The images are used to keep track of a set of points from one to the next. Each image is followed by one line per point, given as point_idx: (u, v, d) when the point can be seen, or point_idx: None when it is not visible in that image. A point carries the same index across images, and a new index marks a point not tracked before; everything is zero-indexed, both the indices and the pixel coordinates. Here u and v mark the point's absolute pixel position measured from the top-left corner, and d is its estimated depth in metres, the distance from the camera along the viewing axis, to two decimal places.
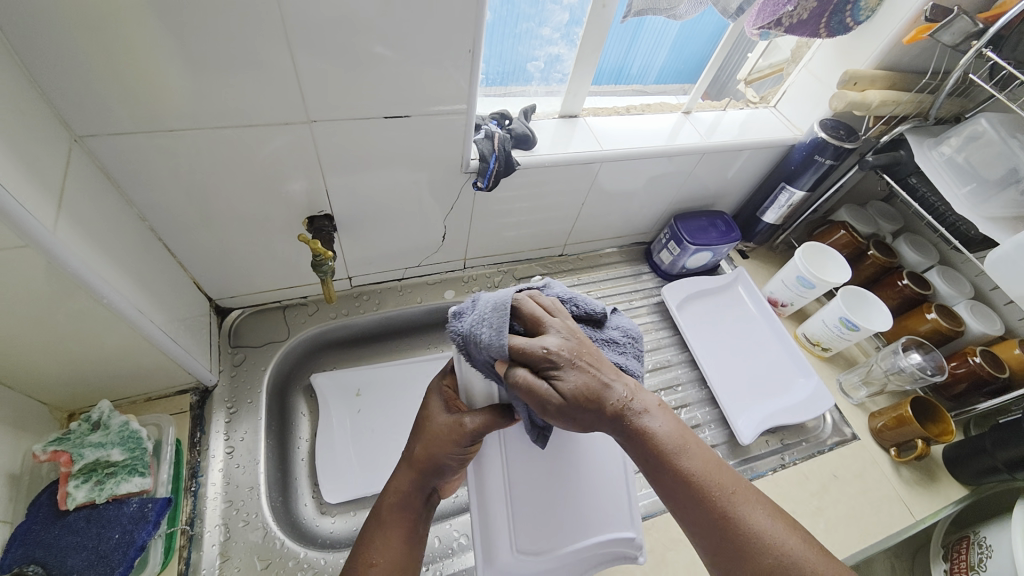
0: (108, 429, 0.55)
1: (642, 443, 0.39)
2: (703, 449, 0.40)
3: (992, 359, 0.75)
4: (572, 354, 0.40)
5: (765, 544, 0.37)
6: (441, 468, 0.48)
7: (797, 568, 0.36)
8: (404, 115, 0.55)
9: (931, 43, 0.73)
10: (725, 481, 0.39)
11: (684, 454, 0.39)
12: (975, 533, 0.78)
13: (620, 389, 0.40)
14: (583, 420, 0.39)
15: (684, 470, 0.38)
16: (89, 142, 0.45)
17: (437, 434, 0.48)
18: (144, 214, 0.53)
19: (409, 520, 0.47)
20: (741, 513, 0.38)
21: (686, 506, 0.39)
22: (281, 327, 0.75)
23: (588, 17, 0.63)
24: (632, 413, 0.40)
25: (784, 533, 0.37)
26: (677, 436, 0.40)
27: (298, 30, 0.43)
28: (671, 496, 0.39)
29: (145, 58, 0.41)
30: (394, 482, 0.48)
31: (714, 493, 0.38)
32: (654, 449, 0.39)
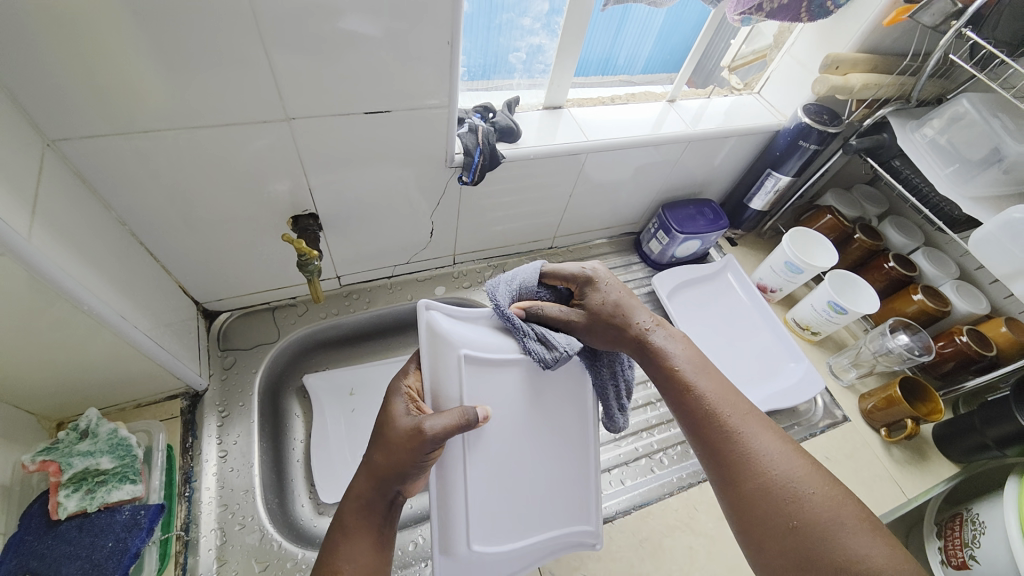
0: (96, 437, 0.54)
1: (660, 361, 0.50)
2: (720, 380, 0.48)
3: (979, 337, 0.76)
4: (603, 279, 0.55)
5: (767, 458, 0.42)
6: (400, 475, 0.46)
7: (796, 482, 0.40)
8: (385, 111, 0.54)
9: (911, 25, 0.73)
10: (736, 405, 0.46)
11: (701, 376, 0.48)
12: (969, 511, 0.79)
13: (645, 316, 0.53)
14: (606, 330, 0.53)
15: (697, 389, 0.47)
16: (62, 146, 0.44)
17: (396, 439, 0.46)
18: (124, 217, 0.53)
19: (370, 523, 0.46)
20: (746, 429, 0.44)
21: (698, 421, 0.46)
22: (271, 330, 0.74)
23: (569, 8, 0.62)
24: (653, 335, 0.52)
25: (786, 452, 0.43)
26: (695, 364, 0.50)
27: (273, 25, 0.42)
28: (683, 410, 0.47)
29: (116, 57, 0.40)
30: (354, 486, 0.47)
31: (722, 410, 0.45)
32: (673, 370, 0.49)
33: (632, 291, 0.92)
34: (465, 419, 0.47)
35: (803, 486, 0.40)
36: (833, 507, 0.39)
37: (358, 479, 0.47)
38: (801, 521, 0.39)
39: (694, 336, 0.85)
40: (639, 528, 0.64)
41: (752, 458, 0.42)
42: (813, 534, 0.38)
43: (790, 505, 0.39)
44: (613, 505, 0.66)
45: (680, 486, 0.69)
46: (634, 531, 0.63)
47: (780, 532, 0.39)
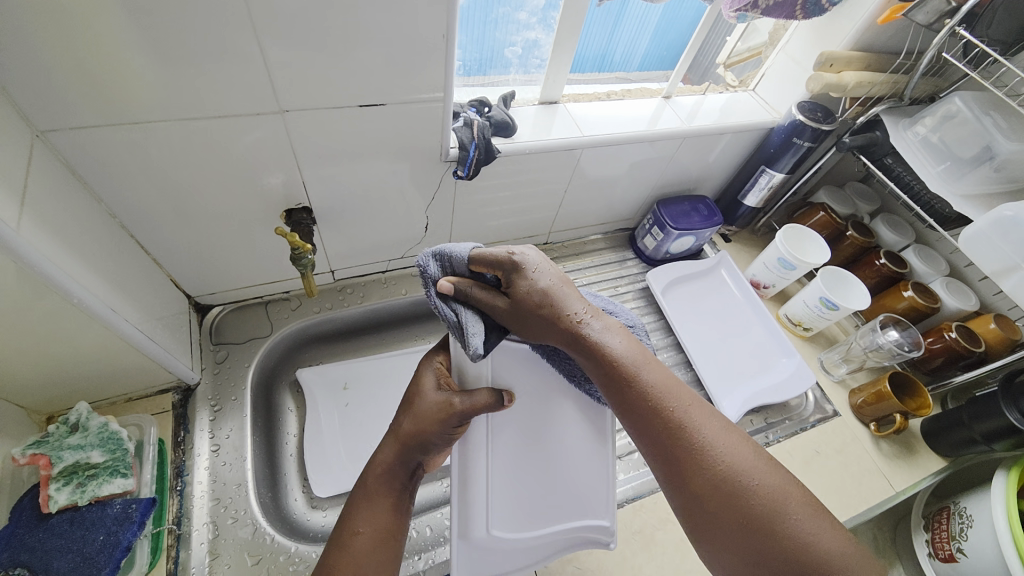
0: (86, 431, 0.53)
1: (601, 355, 0.47)
2: (662, 370, 0.47)
3: (968, 334, 0.76)
4: (534, 263, 0.50)
5: (715, 450, 0.42)
6: (426, 446, 0.48)
7: (743, 472, 0.40)
8: (379, 104, 0.54)
9: (905, 23, 0.73)
10: (681, 397, 0.45)
11: (644, 368, 0.46)
12: (956, 503, 0.80)
13: (580, 307, 0.49)
14: (539, 321, 0.49)
15: (641, 384, 0.45)
16: (51, 137, 0.43)
17: (426, 410, 0.48)
18: (114, 210, 0.52)
19: (393, 491, 0.46)
20: (693, 423, 0.43)
21: (644, 417, 0.44)
22: (264, 324, 0.74)
23: (565, 2, 0.62)
24: (590, 327, 0.49)
25: (731, 442, 0.42)
26: (636, 355, 0.47)
27: (266, 15, 0.42)
28: (628, 407, 0.45)
29: (106, 46, 0.39)
30: (381, 454, 0.48)
31: (668, 404, 0.44)
32: (614, 364, 0.46)
33: (627, 287, 0.93)
34: (494, 396, 0.49)
35: (749, 475, 0.40)
36: (781, 493, 0.40)
37: (384, 448, 0.48)
38: (754, 514, 0.39)
39: (689, 331, 0.86)
40: (632, 521, 0.64)
41: (701, 452, 0.41)
42: (766, 525, 0.38)
43: (739, 498, 0.39)
44: None
45: None
46: (627, 525, 0.64)
47: (730, 526, 0.39)
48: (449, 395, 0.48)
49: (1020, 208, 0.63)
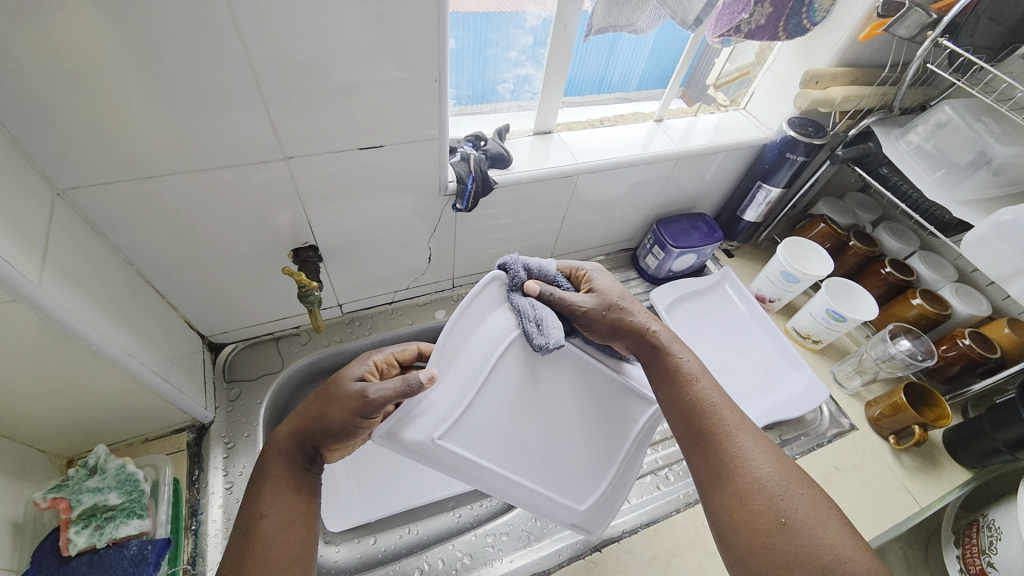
0: (104, 473, 0.55)
1: (664, 364, 0.55)
2: (720, 388, 0.53)
3: (981, 340, 0.75)
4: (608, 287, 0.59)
5: (758, 460, 0.46)
6: (329, 430, 0.48)
7: (783, 481, 0.45)
8: (378, 145, 0.56)
9: (888, 37, 0.75)
10: (731, 408, 0.51)
11: (702, 381, 0.53)
12: (984, 516, 0.77)
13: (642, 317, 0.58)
14: (608, 328, 0.57)
15: (696, 391, 0.52)
16: (72, 194, 0.46)
17: (331, 395, 0.50)
18: (130, 258, 0.55)
19: (287, 480, 0.48)
20: (739, 434, 0.48)
21: (696, 413, 0.50)
22: (275, 359, 0.76)
23: (552, 39, 0.65)
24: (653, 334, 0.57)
25: (774, 459, 0.47)
26: (698, 369, 0.54)
27: (269, 72, 0.45)
28: (683, 410, 0.51)
29: (124, 108, 0.42)
30: (281, 435, 0.50)
31: (719, 415, 0.50)
32: (676, 373, 0.54)
33: None
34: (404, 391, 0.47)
35: (788, 484, 0.45)
36: (813, 509, 0.43)
37: (285, 430, 0.50)
38: (790, 516, 0.43)
39: (696, 349, 0.85)
40: (647, 548, 0.63)
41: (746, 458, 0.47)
42: (801, 531, 0.42)
43: (777, 500, 0.44)
44: (620, 524, 0.65)
45: (687, 503, 0.68)
46: (642, 551, 0.62)
47: (769, 526, 0.43)
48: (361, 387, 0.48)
49: (1020, 212, 0.62)
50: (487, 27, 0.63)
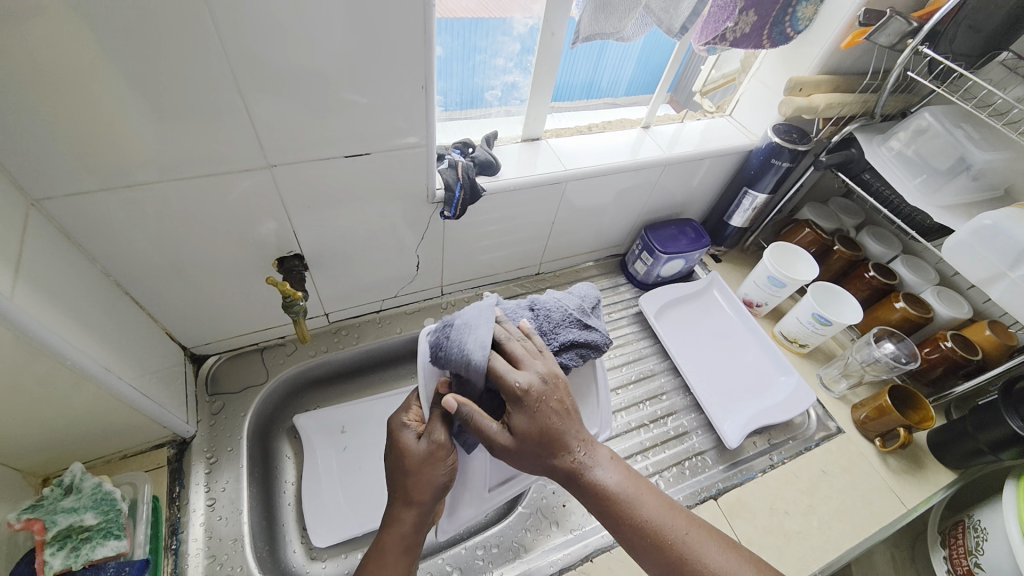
0: (80, 493, 0.53)
1: (599, 495, 0.48)
2: (654, 494, 0.49)
3: (963, 342, 0.76)
4: (542, 396, 0.47)
5: (721, 572, 0.45)
6: (440, 488, 0.50)
7: None
8: (365, 153, 0.56)
9: (868, 46, 0.77)
10: (678, 526, 0.47)
11: (638, 501, 0.47)
12: (971, 517, 0.78)
13: (578, 449, 0.48)
14: (533, 460, 0.47)
15: (641, 517, 0.47)
16: (47, 205, 0.45)
17: (421, 466, 0.49)
18: (108, 269, 0.53)
19: (413, 550, 0.49)
20: (693, 550, 0.46)
21: (650, 552, 0.46)
22: (260, 370, 0.74)
23: (539, 46, 0.65)
24: (586, 469, 0.48)
25: (731, 559, 0.46)
26: (629, 485, 0.48)
27: (254, 79, 0.44)
28: (639, 542, 0.46)
29: (102, 115, 0.41)
30: (403, 524, 0.49)
31: (672, 537, 0.46)
32: (611, 502, 0.47)
33: (621, 313, 0.93)
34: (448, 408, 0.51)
35: None
36: None
37: (403, 514, 0.49)
38: None
39: (686, 355, 0.86)
40: None
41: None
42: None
43: None
44: (611, 533, 0.64)
45: None
46: (634, 560, 0.61)
47: None
48: (434, 443, 0.49)
49: (1000, 216, 0.64)
50: (474, 34, 0.63)
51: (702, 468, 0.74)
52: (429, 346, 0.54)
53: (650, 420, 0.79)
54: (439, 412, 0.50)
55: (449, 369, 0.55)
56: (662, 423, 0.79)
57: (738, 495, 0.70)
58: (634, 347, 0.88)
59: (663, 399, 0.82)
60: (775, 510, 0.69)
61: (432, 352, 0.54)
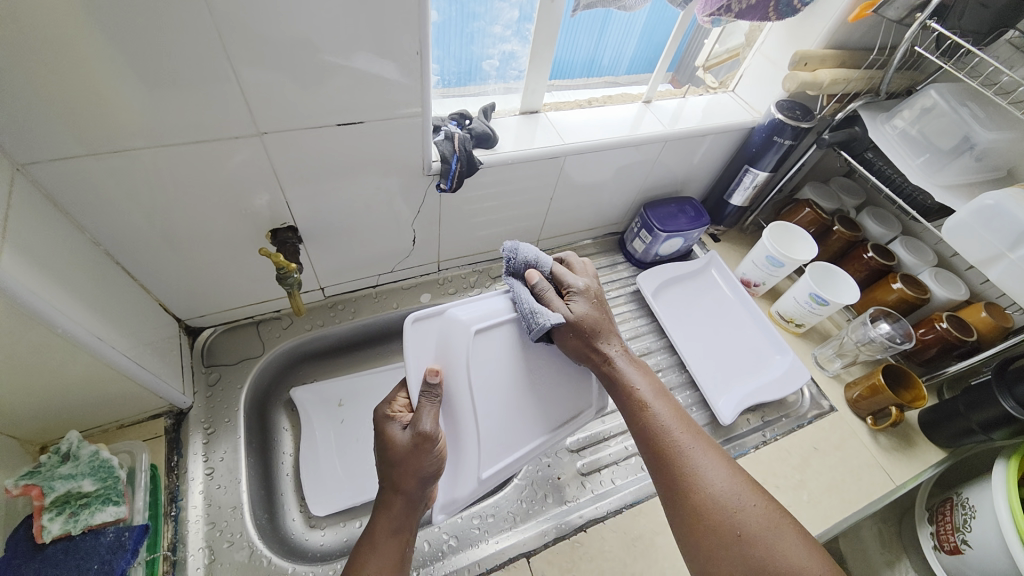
0: (77, 460, 0.54)
1: (624, 386, 0.55)
2: (675, 405, 0.54)
3: (959, 323, 0.77)
4: (597, 294, 0.60)
5: (718, 474, 0.48)
6: (428, 476, 0.51)
7: (738, 499, 0.46)
8: (358, 122, 0.54)
9: (877, 19, 0.75)
10: (693, 430, 0.52)
11: (658, 401, 0.54)
12: (959, 494, 0.80)
13: (613, 349, 0.58)
14: (580, 342, 0.58)
15: (656, 415, 0.53)
16: (32, 169, 0.43)
17: (407, 457, 0.50)
18: (98, 239, 0.52)
19: (404, 536, 0.50)
20: (701, 455, 0.49)
21: (658, 436, 0.51)
22: (255, 343, 0.74)
23: (538, 14, 0.63)
24: (618, 364, 0.57)
25: (729, 470, 0.48)
26: (653, 389, 0.55)
27: (241, 41, 0.42)
28: (646, 431, 0.52)
29: (86, 75, 0.39)
30: (394, 511, 0.50)
31: (679, 433, 0.51)
32: (633, 394, 0.55)
33: (618, 292, 0.93)
34: (433, 398, 0.53)
35: (745, 501, 0.46)
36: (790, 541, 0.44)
37: (394, 502, 0.50)
38: (744, 531, 0.44)
39: (681, 334, 0.86)
40: (630, 527, 0.63)
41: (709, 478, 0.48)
42: (757, 542, 0.44)
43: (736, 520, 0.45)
44: (606, 505, 0.65)
45: None
46: (625, 532, 0.62)
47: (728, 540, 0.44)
48: (417, 433, 0.50)
49: (1001, 196, 0.63)
50: (471, 0, 0.61)
51: None
52: (413, 339, 0.57)
53: None
54: (423, 404, 0.52)
55: (434, 358, 0.57)
56: None
57: None
58: (631, 325, 0.88)
59: (659, 377, 0.83)
60: (765, 485, 0.70)
61: (416, 342, 0.57)
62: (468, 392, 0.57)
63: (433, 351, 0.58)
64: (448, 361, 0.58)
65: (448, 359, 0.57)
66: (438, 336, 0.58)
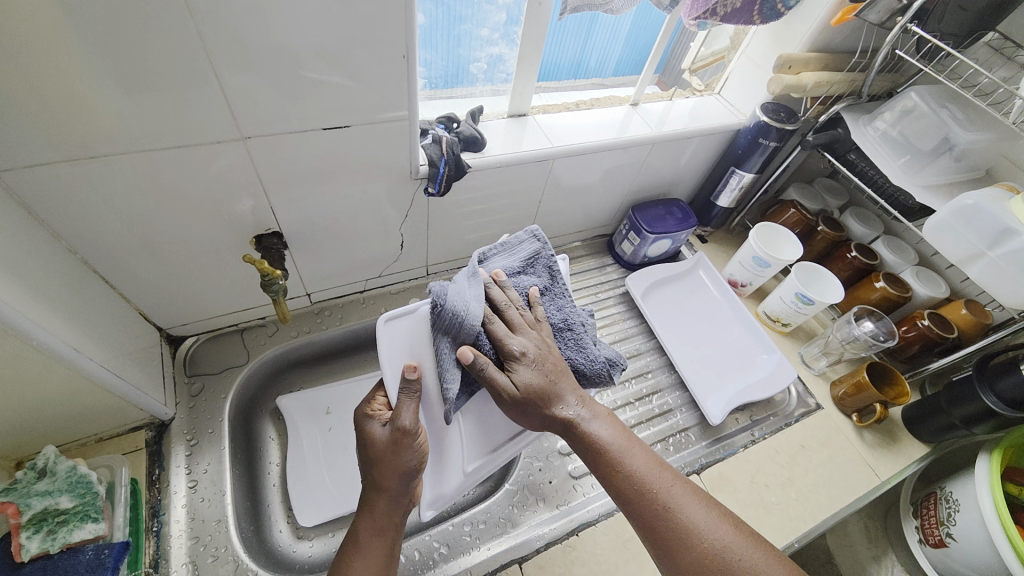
0: (54, 476, 0.52)
1: (591, 446, 0.50)
2: (646, 452, 0.51)
3: (940, 321, 0.78)
4: (536, 356, 0.52)
5: (700, 527, 0.45)
6: (410, 472, 0.50)
7: (724, 552, 0.44)
8: (343, 126, 0.53)
9: (858, 23, 0.76)
10: (667, 479, 0.49)
11: (629, 456, 0.50)
12: (942, 489, 0.81)
13: (570, 404, 0.52)
14: (531, 416, 0.51)
15: (628, 471, 0.49)
16: (3, 177, 0.42)
17: (387, 454, 0.49)
18: (74, 247, 0.51)
19: (389, 535, 0.49)
20: (680, 506, 0.47)
21: (636, 500, 0.48)
22: (240, 351, 0.73)
23: (525, 17, 0.63)
24: (581, 423, 0.51)
25: (711, 517, 0.47)
26: (621, 441, 0.51)
27: (221, 43, 0.41)
28: (621, 493, 0.48)
29: (58, 79, 0.38)
30: (378, 509, 0.49)
31: (655, 489, 0.48)
32: (603, 453, 0.50)
33: (607, 293, 0.93)
34: (415, 395, 0.51)
35: (731, 554, 0.44)
36: None
37: (377, 500, 0.49)
38: None
39: (669, 333, 0.87)
40: (622, 531, 0.63)
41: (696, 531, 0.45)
42: None
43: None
44: (596, 508, 0.65)
45: None
46: (617, 535, 0.63)
47: None
48: (398, 430, 0.49)
49: (980, 197, 0.65)
50: (457, 3, 0.60)
51: (686, 444, 0.75)
52: (387, 336, 0.57)
53: (635, 398, 0.80)
54: (402, 400, 0.51)
55: (411, 355, 0.56)
56: (647, 402, 0.80)
57: (719, 470, 0.71)
58: (620, 327, 0.88)
59: (648, 377, 0.83)
60: (755, 484, 0.71)
61: (391, 339, 0.56)
62: (447, 387, 0.56)
63: (409, 349, 0.56)
64: (425, 357, 0.56)
65: (424, 355, 0.56)
66: (413, 332, 0.57)
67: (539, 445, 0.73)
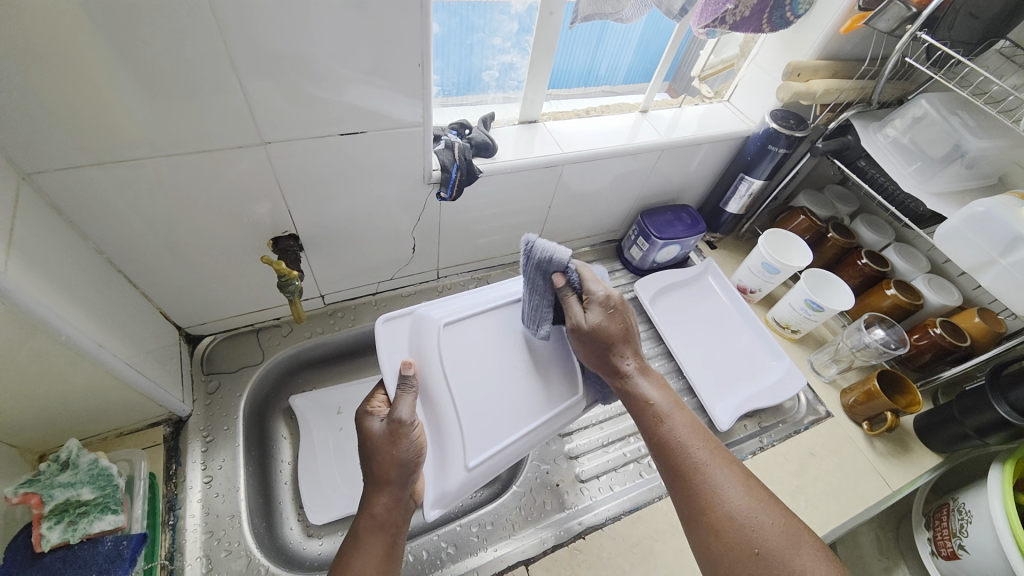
0: (76, 468, 0.53)
1: (637, 401, 0.54)
2: (690, 417, 0.53)
3: (952, 329, 0.78)
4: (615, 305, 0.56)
5: (731, 491, 0.47)
6: (408, 465, 0.51)
7: (751, 515, 0.45)
8: (359, 132, 0.55)
9: (868, 31, 0.76)
10: (707, 443, 0.51)
11: (673, 415, 0.53)
12: (955, 499, 0.80)
13: (628, 359, 0.56)
14: (595, 351, 0.56)
15: (668, 428, 0.52)
16: (38, 179, 0.44)
17: (386, 448, 0.51)
18: (101, 247, 0.52)
19: (389, 533, 0.49)
20: (713, 469, 0.48)
21: (672, 451, 0.50)
22: (255, 351, 0.74)
23: (537, 26, 0.65)
24: (632, 376, 0.55)
25: (746, 486, 0.47)
26: (668, 402, 0.54)
27: (245, 51, 0.43)
28: (655, 446, 0.52)
29: (92, 85, 0.40)
30: (378, 506, 0.50)
31: (691, 448, 0.50)
32: (646, 409, 0.53)
33: None
34: (411, 387, 0.54)
35: (757, 519, 0.45)
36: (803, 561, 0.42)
37: (378, 498, 0.50)
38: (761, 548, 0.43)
39: (677, 339, 0.87)
40: (629, 534, 0.63)
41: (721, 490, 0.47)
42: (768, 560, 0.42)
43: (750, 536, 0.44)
44: (603, 512, 0.65)
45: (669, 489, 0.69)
46: (624, 538, 0.63)
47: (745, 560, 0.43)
48: (394, 421, 0.51)
49: (992, 203, 0.64)
50: (471, 12, 0.62)
51: None
52: (385, 337, 0.60)
53: None
54: (400, 394, 0.53)
55: (409, 353, 0.59)
56: None
57: None
58: None
59: None
60: None
61: (389, 340, 0.59)
62: (444, 381, 0.57)
63: (407, 347, 0.59)
64: (421, 355, 0.59)
65: (420, 352, 0.58)
66: (410, 331, 0.60)
67: (547, 448, 0.73)
